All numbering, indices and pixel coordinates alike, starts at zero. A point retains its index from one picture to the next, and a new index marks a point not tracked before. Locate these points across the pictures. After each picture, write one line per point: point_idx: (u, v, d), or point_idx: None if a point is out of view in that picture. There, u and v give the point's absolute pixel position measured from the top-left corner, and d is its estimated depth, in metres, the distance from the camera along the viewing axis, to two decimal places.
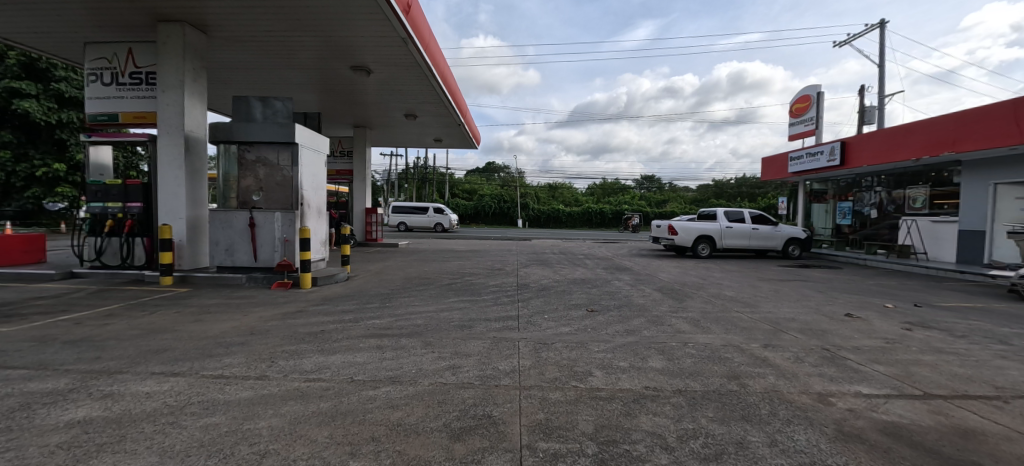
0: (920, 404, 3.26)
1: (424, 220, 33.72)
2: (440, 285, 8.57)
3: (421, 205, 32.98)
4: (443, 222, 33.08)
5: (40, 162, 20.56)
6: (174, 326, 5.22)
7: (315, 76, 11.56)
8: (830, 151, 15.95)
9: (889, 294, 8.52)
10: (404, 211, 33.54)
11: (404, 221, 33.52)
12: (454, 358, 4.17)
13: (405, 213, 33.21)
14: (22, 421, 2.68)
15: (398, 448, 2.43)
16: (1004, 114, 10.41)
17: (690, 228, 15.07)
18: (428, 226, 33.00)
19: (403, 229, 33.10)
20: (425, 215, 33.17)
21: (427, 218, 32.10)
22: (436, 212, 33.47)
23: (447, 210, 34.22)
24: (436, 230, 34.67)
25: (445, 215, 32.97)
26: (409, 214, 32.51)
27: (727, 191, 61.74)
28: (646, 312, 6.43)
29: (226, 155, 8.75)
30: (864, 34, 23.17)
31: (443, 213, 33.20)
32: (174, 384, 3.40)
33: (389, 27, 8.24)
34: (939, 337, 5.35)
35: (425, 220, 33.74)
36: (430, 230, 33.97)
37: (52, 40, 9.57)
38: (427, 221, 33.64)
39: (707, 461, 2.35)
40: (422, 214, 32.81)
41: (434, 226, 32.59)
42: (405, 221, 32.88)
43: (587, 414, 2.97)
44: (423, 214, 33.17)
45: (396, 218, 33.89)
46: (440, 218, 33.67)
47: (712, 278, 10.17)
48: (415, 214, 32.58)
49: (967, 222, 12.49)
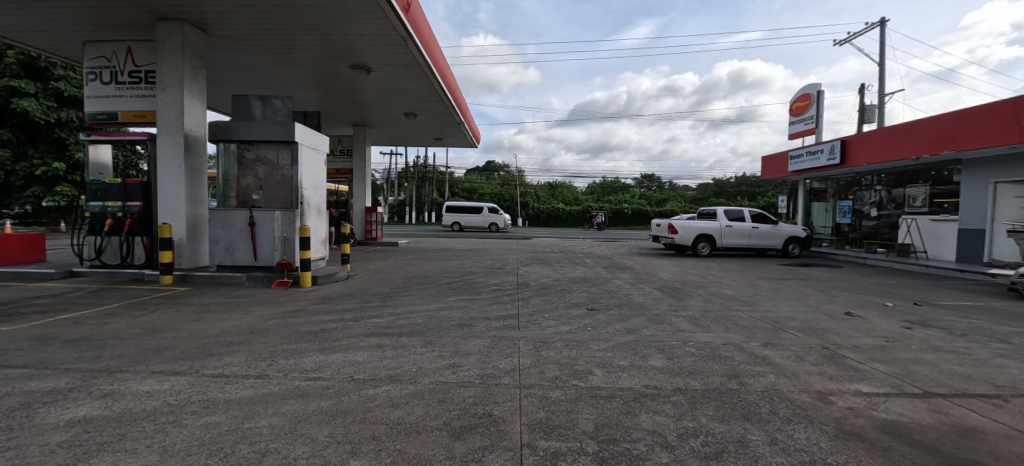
0: (919, 402, 3.26)
1: (479, 220, 34.21)
2: (440, 284, 8.57)
3: (477, 205, 33.10)
4: (496, 222, 33.57)
5: (39, 161, 20.52)
6: (174, 325, 5.23)
7: (315, 75, 11.54)
8: (830, 149, 15.94)
9: (889, 293, 8.53)
10: (458, 211, 33.88)
11: (459, 221, 33.83)
12: (455, 357, 4.17)
13: (462, 213, 33.49)
14: (22, 420, 2.68)
15: (399, 447, 2.43)
16: (1005, 112, 10.39)
17: (690, 226, 15.09)
18: (484, 226, 33.17)
19: (459, 229, 33.53)
20: (480, 214, 33.34)
21: (484, 218, 32.55)
22: (489, 212, 33.96)
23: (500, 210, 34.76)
24: (487, 229, 35.21)
25: (500, 215, 33.10)
26: (465, 213, 32.90)
27: (727, 190, 61.75)
28: (646, 311, 6.45)
29: (225, 153, 8.74)
30: (865, 33, 23.12)
31: (496, 214, 33.40)
32: (174, 383, 3.39)
33: (389, 25, 8.22)
34: (939, 336, 5.36)
35: (480, 220, 34.09)
36: (483, 229, 34.48)
37: (51, 39, 9.54)
38: (482, 221, 34.08)
39: (707, 459, 2.36)
40: (476, 214, 33.13)
41: (489, 226, 33.05)
42: (461, 220, 33.28)
43: (587, 412, 2.97)
44: (478, 214, 33.45)
45: (452, 218, 34.27)
46: (495, 218, 33.99)
47: (712, 277, 10.19)
48: (471, 214, 32.99)
49: (966, 221, 12.50)
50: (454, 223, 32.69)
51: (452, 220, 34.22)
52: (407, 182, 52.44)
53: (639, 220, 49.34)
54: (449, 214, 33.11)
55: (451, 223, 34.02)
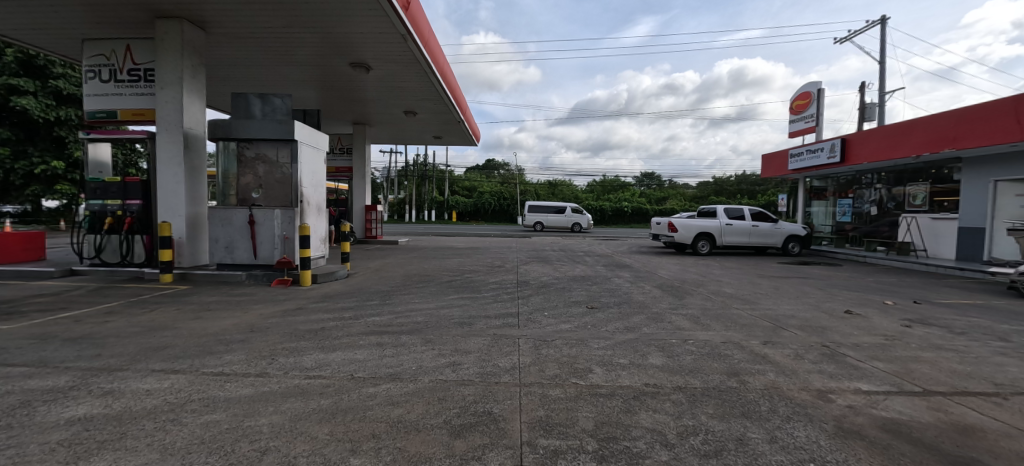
0: (919, 400, 3.27)
1: (562, 220, 33.80)
2: (440, 282, 8.56)
3: (560, 205, 32.88)
4: (581, 222, 33.50)
5: (38, 159, 20.44)
6: (174, 323, 5.24)
7: (315, 73, 11.51)
8: (831, 147, 15.93)
9: (888, 291, 8.53)
10: (540, 211, 33.59)
11: (542, 221, 33.56)
12: (455, 355, 4.17)
13: (545, 212, 33.31)
14: (22, 418, 2.69)
15: (399, 445, 2.44)
16: (1006, 110, 10.36)
17: (690, 225, 15.12)
18: (567, 227, 32.93)
19: (541, 229, 33.42)
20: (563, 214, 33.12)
21: (568, 218, 32.35)
22: (571, 213, 33.85)
23: (583, 211, 34.73)
24: (570, 230, 35.15)
25: (584, 215, 32.88)
26: (549, 214, 32.63)
27: (728, 187, 61.61)
28: (647, 309, 6.46)
29: (224, 151, 8.69)
30: (865, 31, 23.06)
31: (581, 214, 33.18)
32: (175, 382, 3.40)
33: (389, 23, 8.20)
34: (938, 334, 5.36)
35: (563, 220, 33.82)
36: (563, 229, 34.38)
37: (49, 37, 9.51)
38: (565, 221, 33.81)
39: (707, 457, 2.36)
40: (560, 214, 32.87)
41: (573, 226, 32.80)
42: (544, 220, 33.04)
43: (588, 410, 2.97)
44: (562, 214, 33.28)
45: (533, 218, 34.08)
46: (578, 218, 33.73)
47: (712, 275, 10.19)
48: (555, 214, 32.67)
49: (967, 220, 12.49)
50: (539, 224, 32.48)
51: (534, 220, 33.99)
52: (407, 180, 52.32)
53: (640, 218, 49.26)
54: (532, 213, 32.89)
55: (533, 223, 33.71)
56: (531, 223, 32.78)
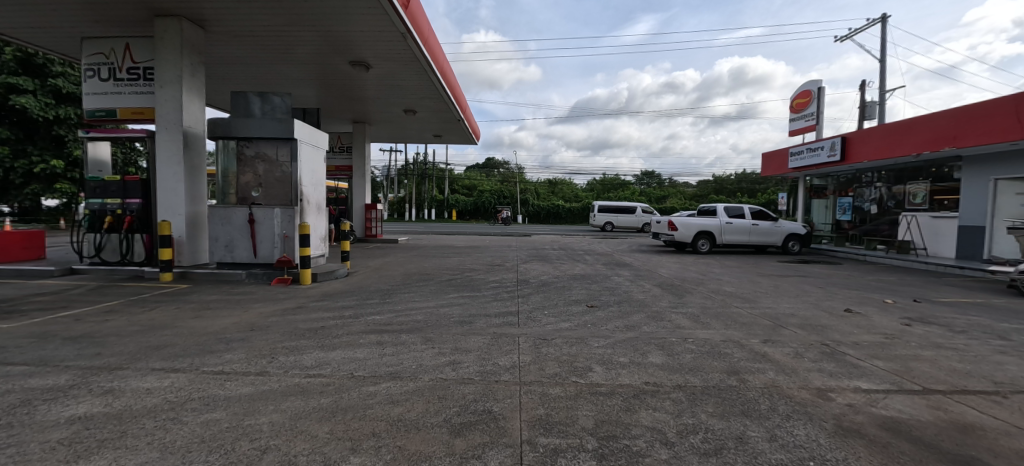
0: (919, 399, 3.27)
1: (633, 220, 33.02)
2: (440, 281, 8.57)
3: (632, 205, 32.14)
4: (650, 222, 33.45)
5: (38, 158, 20.42)
6: (175, 322, 5.24)
7: (314, 71, 11.48)
8: (831, 146, 15.96)
9: (889, 290, 8.52)
10: (611, 211, 33.09)
11: (613, 221, 32.68)
12: (455, 354, 4.17)
13: (616, 212, 32.56)
14: (22, 417, 2.69)
15: (399, 443, 2.44)
16: (1006, 108, 10.35)
17: (690, 224, 15.15)
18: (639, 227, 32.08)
19: (611, 229, 32.80)
20: (635, 214, 32.39)
21: (639, 218, 31.80)
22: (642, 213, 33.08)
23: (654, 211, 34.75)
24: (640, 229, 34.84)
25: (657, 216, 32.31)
26: (621, 214, 31.90)
27: (728, 186, 61.43)
28: (647, 307, 6.47)
29: (224, 150, 8.67)
30: (866, 29, 22.99)
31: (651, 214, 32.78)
32: (175, 380, 3.40)
33: (389, 22, 8.17)
34: (938, 332, 5.37)
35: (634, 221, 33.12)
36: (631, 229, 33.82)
37: (47, 35, 9.48)
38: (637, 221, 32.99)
39: (707, 456, 2.36)
40: (633, 214, 32.12)
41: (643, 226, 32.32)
42: (616, 221, 32.20)
43: (587, 409, 2.98)
44: (634, 214, 32.62)
45: (603, 218, 33.17)
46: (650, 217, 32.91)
47: (712, 274, 10.17)
48: (627, 214, 32.24)
49: (967, 218, 12.49)
50: (610, 223, 32.12)
51: (604, 220, 33.33)
52: (406, 179, 52.25)
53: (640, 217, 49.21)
54: (604, 213, 32.42)
55: (603, 223, 32.76)
56: (601, 222, 32.25)
